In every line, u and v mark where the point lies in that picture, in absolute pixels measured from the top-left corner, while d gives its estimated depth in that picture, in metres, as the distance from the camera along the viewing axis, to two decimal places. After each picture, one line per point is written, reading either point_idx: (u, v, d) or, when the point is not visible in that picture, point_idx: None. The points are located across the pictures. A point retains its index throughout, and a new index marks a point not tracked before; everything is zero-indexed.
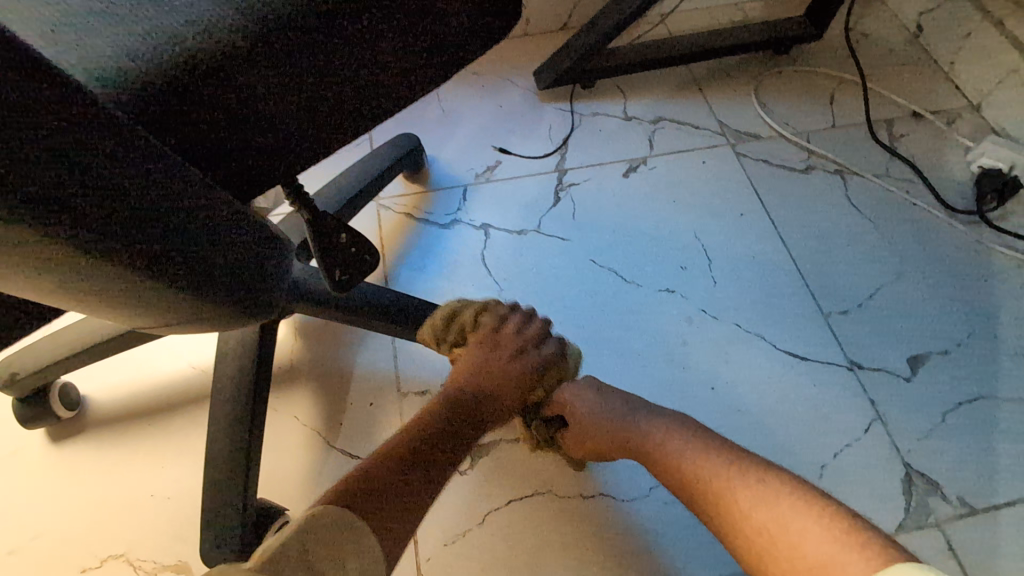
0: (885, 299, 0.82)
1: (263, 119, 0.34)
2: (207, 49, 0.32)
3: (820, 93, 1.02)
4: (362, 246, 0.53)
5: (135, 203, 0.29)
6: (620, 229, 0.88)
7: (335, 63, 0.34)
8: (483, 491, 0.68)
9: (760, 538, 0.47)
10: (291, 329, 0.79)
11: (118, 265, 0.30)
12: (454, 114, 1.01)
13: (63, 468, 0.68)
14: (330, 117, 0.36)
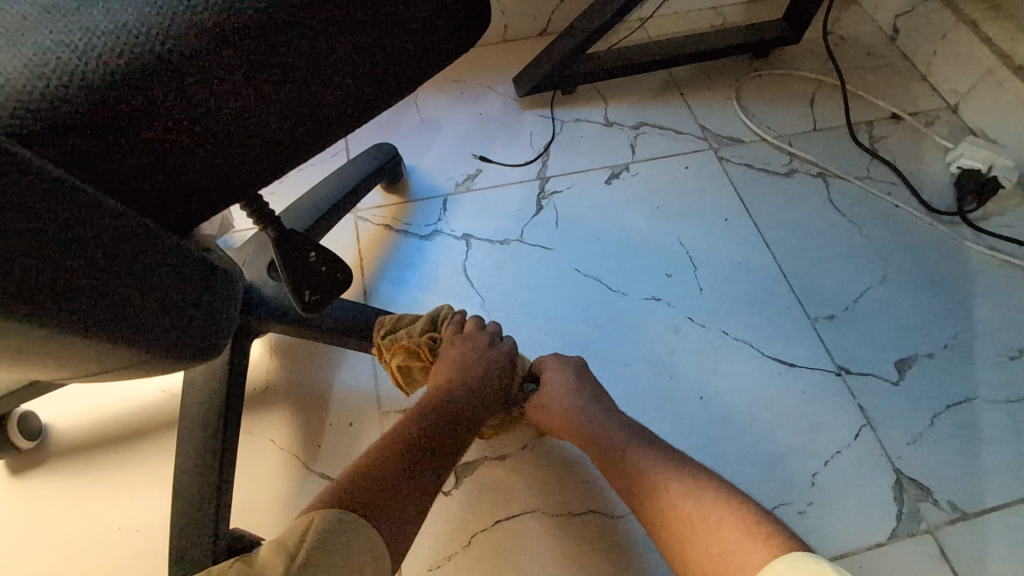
0: (870, 302, 0.82)
1: (200, 143, 0.31)
2: (133, 67, 0.29)
3: (800, 96, 1.02)
4: (333, 264, 0.51)
5: (56, 246, 0.27)
6: (604, 237, 0.87)
7: (283, 81, 0.32)
8: (469, 512, 0.66)
9: (681, 524, 0.49)
10: (264, 348, 0.76)
11: (46, 317, 0.28)
12: (432, 122, 0.99)
13: (25, 502, 0.65)
14: (276, 139, 0.34)
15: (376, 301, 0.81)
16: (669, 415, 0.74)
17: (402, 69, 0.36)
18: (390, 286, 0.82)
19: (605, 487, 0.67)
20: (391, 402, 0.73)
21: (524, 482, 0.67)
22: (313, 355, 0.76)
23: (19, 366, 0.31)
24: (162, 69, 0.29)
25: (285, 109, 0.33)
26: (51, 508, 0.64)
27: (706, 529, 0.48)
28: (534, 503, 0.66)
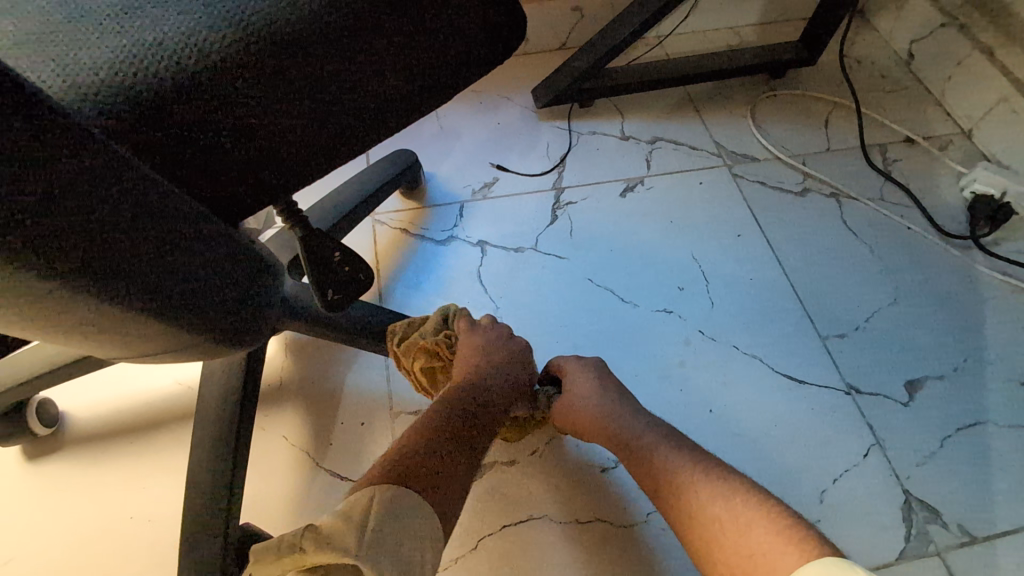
0: (881, 322, 0.82)
1: (253, 138, 0.32)
2: (199, 65, 0.31)
3: (815, 117, 1.03)
4: (356, 265, 0.52)
5: (129, 237, 0.29)
6: (617, 248, 0.88)
7: (334, 83, 0.33)
8: (477, 516, 0.66)
9: (713, 527, 0.47)
10: (279, 346, 0.77)
11: (111, 301, 0.30)
12: (451, 130, 1.00)
13: (39, 488, 0.65)
14: (324, 139, 0.35)
15: (391, 303, 0.82)
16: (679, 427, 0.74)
17: (445, 83, 0.37)
18: (405, 289, 0.83)
19: (611, 496, 0.67)
20: (404, 403, 0.73)
21: (532, 488, 0.67)
22: (328, 354, 0.77)
23: (78, 344, 0.32)
24: (215, 67, 0.31)
25: (330, 114, 0.34)
26: (66, 494, 0.65)
27: (726, 531, 0.46)
28: (542, 509, 0.66)
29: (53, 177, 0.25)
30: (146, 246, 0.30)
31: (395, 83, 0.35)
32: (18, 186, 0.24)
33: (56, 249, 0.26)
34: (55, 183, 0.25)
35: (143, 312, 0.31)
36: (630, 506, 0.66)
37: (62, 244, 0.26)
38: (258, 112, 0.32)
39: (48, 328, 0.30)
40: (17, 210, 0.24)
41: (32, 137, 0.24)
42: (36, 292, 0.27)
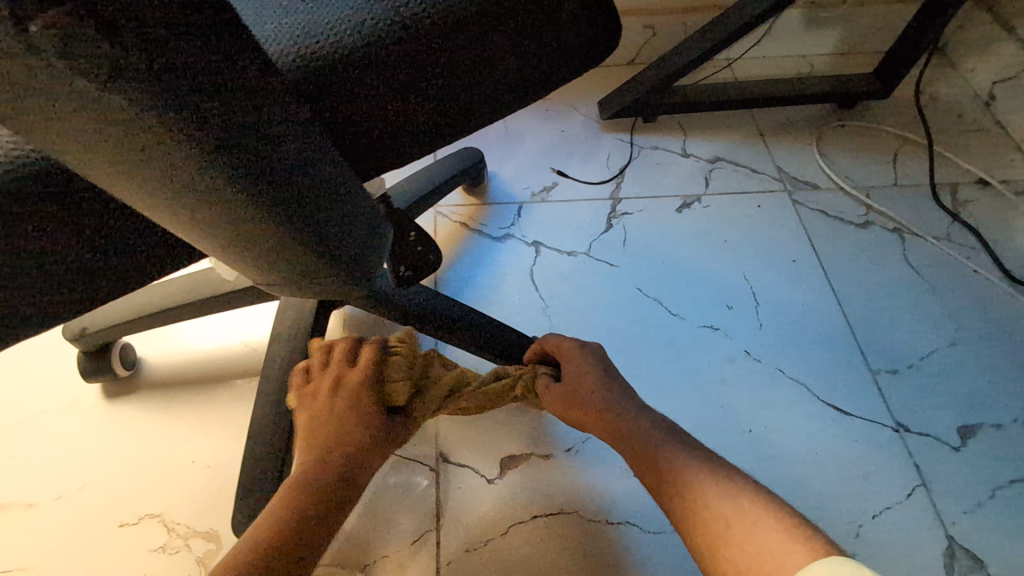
0: (938, 363, 0.80)
1: (401, 92, 0.36)
2: (368, 24, 0.35)
3: (883, 150, 1.02)
4: (427, 247, 0.55)
5: (299, 168, 0.31)
6: (669, 261, 0.89)
7: (474, 48, 0.36)
8: (510, 503, 0.68)
9: (716, 524, 0.47)
10: (338, 321, 0.82)
11: (269, 222, 0.32)
12: (516, 134, 1.04)
13: (114, 425, 0.71)
14: (456, 99, 0.38)
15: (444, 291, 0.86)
16: (715, 443, 0.74)
17: (565, 57, 0.40)
18: (459, 279, 0.87)
19: (645, 502, 0.68)
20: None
21: (566, 483, 0.69)
22: (382, 333, 0.81)
23: (222, 248, 0.35)
24: (384, 26, 0.34)
25: (465, 77, 0.37)
26: (137, 433, 0.71)
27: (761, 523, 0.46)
28: (573, 504, 0.68)
29: (261, 103, 0.26)
30: (309, 180, 0.32)
31: (524, 53, 0.38)
32: (234, 106, 0.25)
33: (246, 167, 0.28)
34: (263, 108, 0.27)
35: (288, 237, 0.33)
36: (661, 514, 0.67)
37: (252, 164, 0.28)
38: (420, 78, 0.36)
39: (207, 229, 0.32)
40: (227, 126, 0.26)
41: (252, 65, 0.25)
42: (219, 197, 0.29)
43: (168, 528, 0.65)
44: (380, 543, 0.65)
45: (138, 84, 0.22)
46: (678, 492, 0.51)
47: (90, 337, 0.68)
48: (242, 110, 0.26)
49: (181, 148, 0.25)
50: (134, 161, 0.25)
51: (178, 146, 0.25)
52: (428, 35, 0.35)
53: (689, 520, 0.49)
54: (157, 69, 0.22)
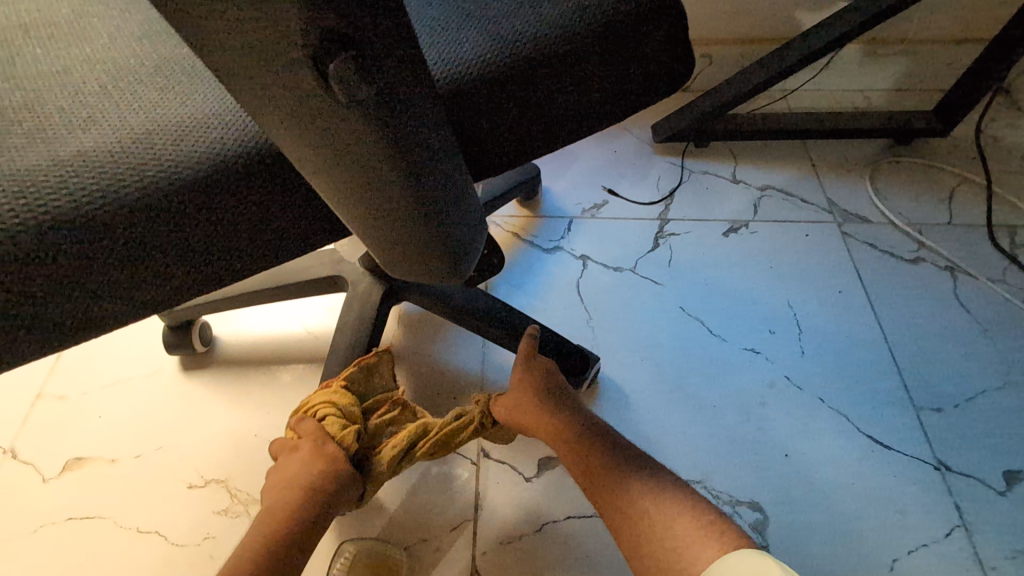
0: (986, 405, 0.79)
1: (524, 109, 0.38)
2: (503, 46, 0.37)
3: (939, 188, 1.01)
4: (493, 252, 0.60)
5: (446, 165, 0.32)
6: (714, 283, 0.91)
7: (589, 70, 0.38)
8: (545, 501, 0.71)
9: (641, 521, 0.54)
10: (395, 317, 0.87)
11: (416, 216, 0.33)
12: (570, 151, 1.08)
13: (189, 395, 0.78)
14: (567, 117, 0.40)
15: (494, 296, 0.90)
16: (750, 464, 0.75)
17: (666, 78, 0.42)
18: (508, 286, 0.91)
19: None
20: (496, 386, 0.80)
21: None
22: (434, 331, 0.86)
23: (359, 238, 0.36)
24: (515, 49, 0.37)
25: (578, 96, 0.39)
26: (209, 404, 0.77)
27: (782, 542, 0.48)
28: None
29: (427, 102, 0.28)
30: (450, 178, 0.33)
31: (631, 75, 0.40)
32: (411, 103, 0.27)
33: (413, 162, 0.29)
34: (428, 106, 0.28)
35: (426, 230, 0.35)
36: None
37: (418, 160, 0.30)
38: (535, 90, 0.38)
39: (354, 219, 0.33)
40: (405, 123, 0.27)
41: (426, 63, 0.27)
42: (384, 190, 0.30)
43: (231, 493, 0.71)
44: (419, 527, 0.69)
45: (349, 80, 0.24)
46: (606, 488, 0.58)
47: (177, 313, 0.75)
48: (415, 108, 0.27)
49: (364, 141, 0.27)
50: (320, 147, 0.27)
51: (349, 121, 0.26)
52: (545, 53, 0.37)
53: (635, 522, 0.54)
54: (360, 69, 0.24)
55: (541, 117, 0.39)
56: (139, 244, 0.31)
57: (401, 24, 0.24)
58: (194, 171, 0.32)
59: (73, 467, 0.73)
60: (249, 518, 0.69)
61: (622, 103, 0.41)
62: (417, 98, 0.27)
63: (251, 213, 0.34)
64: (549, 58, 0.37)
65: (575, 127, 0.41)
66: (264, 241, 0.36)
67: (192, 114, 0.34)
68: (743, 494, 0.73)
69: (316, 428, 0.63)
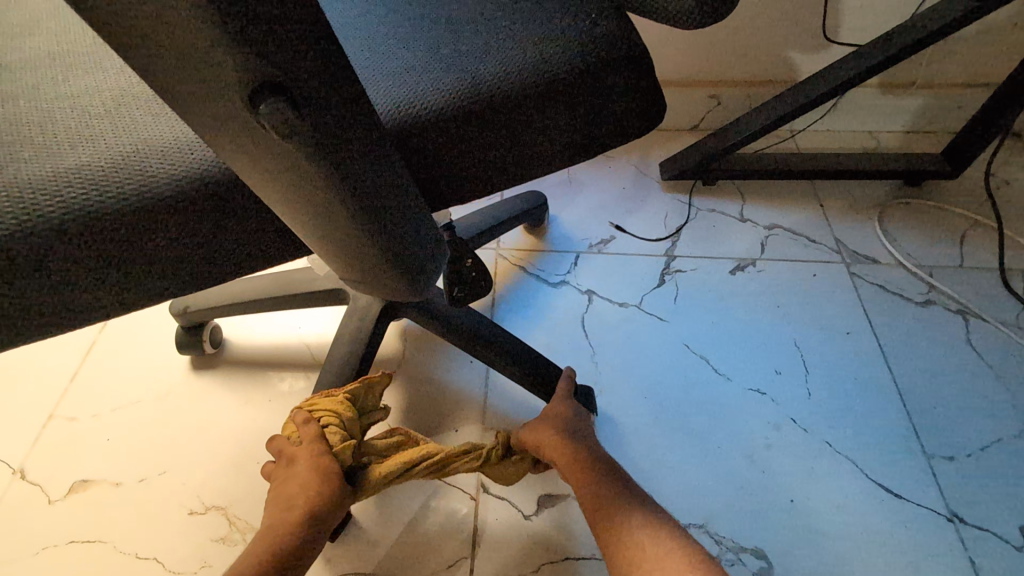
0: (1001, 455, 0.77)
1: (476, 146, 0.39)
2: (456, 89, 0.38)
3: (950, 230, 1.01)
4: (480, 272, 0.61)
5: (393, 189, 0.33)
6: (719, 321, 0.91)
7: (544, 112, 0.40)
8: (544, 541, 0.70)
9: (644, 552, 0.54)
10: (394, 336, 0.87)
11: (360, 233, 0.34)
12: (578, 187, 1.10)
13: (195, 420, 0.79)
14: (522, 155, 0.41)
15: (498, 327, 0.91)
16: (754, 509, 0.74)
17: (623, 125, 0.43)
18: (513, 319, 0.92)
19: None
20: (496, 403, 0.81)
21: None
22: (435, 354, 0.86)
23: (321, 251, 0.37)
24: (469, 91, 0.38)
25: (533, 138, 0.40)
26: (214, 429, 0.78)
27: None
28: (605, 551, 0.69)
29: (363, 134, 0.29)
30: (396, 204, 0.34)
31: (588, 120, 0.41)
32: (344, 132, 0.28)
33: (348, 184, 0.31)
34: (365, 137, 0.30)
35: (374, 248, 0.36)
36: None
37: (354, 181, 0.31)
38: (489, 130, 0.39)
39: (307, 232, 0.35)
40: (337, 150, 0.29)
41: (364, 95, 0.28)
42: (324, 204, 0.31)
43: (231, 521, 0.71)
44: (416, 562, 0.69)
45: (274, 105, 0.25)
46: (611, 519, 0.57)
47: (189, 314, 0.80)
48: (347, 138, 0.29)
49: (296, 160, 0.28)
50: (256, 162, 0.29)
51: (282, 145, 0.27)
52: (498, 97, 0.38)
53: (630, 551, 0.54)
54: (286, 97, 0.25)
55: (492, 155, 0.40)
56: (104, 257, 0.32)
57: (331, 61, 0.26)
58: (164, 192, 0.33)
59: (79, 490, 0.74)
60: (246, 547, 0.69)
61: (578, 146, 0.43)
62: (351, 122, 0.28)
63: (209, 233, 0.35)
64: (502, 101, 0.38)
65: (528, 166, 0.42)
66: (240, 254, 0.37)
67: (163, 136, 0.35)
68: (747, 540, 0.71)
69: (316, 435, 0.62)
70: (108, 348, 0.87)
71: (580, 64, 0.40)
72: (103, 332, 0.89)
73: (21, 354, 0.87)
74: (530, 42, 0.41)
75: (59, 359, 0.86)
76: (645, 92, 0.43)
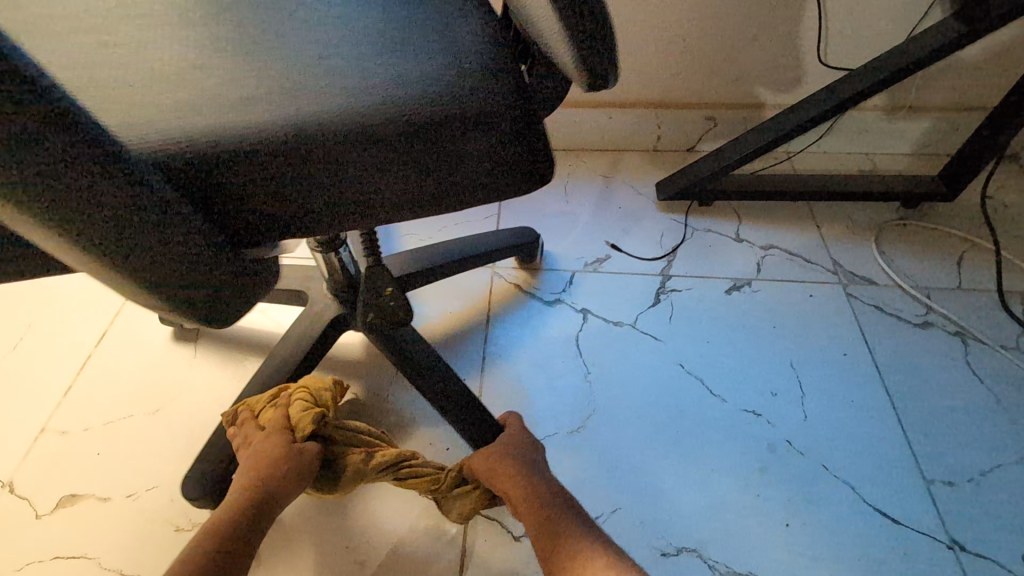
0: (1003, 481, 0.75)
1: (319, 184, 0.40)
2: (306, 126, 0.40)
3: (947, 252, 1.01)
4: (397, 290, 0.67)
5: (142, 219, 0.32)
6: (714, 342, 0.90)
7: (394, 158, 0.42)
8: (533, 564, 0.68)
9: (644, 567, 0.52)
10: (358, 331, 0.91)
11: (111, 264, 0.32)
12: (575, 206, 1.11)
13: (172, 413, 0.81)
14: (371, 197, 0.43)
15: (492, 347, 0.90)
16: (749, 533, 0.72)
17: (482, 184, 0.46)
18: (506, 339, 0.91)
19: None
20: (425, 437, 0.79)
21: None
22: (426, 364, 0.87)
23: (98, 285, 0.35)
24: (319, 129, 0.40)
25: (382, 183, 0.42)
26: None
27: None
28: None
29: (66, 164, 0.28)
30: (147, 235, 0.32)
31: (445, 173, 0.44)
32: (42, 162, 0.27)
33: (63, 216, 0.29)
34: (73, 166, 0.28)
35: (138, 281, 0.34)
36: None
37: (75, 212, 0.29)
38: (336, 169, 0.40)
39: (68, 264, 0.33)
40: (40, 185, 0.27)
41: (63, 127, 0.27)
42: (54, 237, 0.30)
43: None
44: None
45: None
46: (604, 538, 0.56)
47: None
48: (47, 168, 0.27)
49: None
50: None
51: None
52: (349, 139, 0.40)
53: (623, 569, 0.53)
54: None
55: (339, 194, 0.42)
56: None
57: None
58: None
59: (67, 504, 0.74)
60: None
61: (433, 197, 0.45)
62: (47, 154, 0.27)
63: None
64: (354, 143, 0.41)
65: (378, 208, 0.43)
66: None
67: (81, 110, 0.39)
68: (741, 565, 0.70)
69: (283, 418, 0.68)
70: (102, 361, 0.88)
71: (441, 118, 0.43)
72: (99, 346, 0.89)
73: (17, 367, 0.87)
74: (406, 88, 0.44)
75: (55, 372, 0.87)
76: (507, 158, 0.46)
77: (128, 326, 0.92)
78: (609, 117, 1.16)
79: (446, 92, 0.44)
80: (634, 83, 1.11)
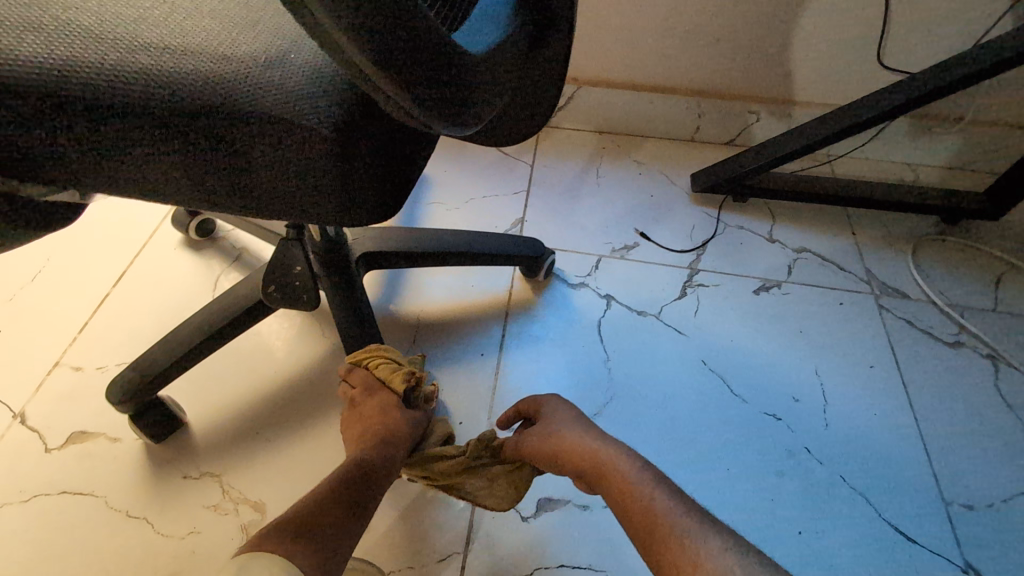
0: (1022, 509, 0.73)
1: (137, 157, 0.34)
2: (140, 88, 0.33)
3: (986, 272, 0.98)
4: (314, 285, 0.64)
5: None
6: (739, 341, 0.88)
7: (241, 153, 0.35)
8: (540, 544, 0.68)
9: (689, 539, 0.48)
10: (371, 279, 0.94)
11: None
12: (607, 190, 1.08)
13: (158, 324, 0.84)
14: (208, 183, 0.37)
15: (510, 333, 0.88)
16: (760, 537, 0.71)
17: (338, 204, 0.40)
18: (526, 322, 0.89)
19: None
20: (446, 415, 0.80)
21: (600, 538, 0.68)
22: (447, 342, 0.87)
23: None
24: (155, 99, 0.33)
25: (219, 176, 0.36)
26: (219, 396, 0.78)
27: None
28: (603, 562, 0.67)
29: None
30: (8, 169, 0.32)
31: (295, 183, 0.38)
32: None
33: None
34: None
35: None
36: None
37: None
38: (167, 145, 0.34)
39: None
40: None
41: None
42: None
43: (225, 489, 0.70)
44: (409, 552, 0.67)
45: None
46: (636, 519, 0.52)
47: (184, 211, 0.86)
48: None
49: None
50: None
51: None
52: (189, 120, 0.34)
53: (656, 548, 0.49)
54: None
55: (163, 170, 0.35)
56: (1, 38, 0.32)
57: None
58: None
59: (77, 441, 0.73)
60: (238, 517, 0.68)
61: (277, 201, 0.39)
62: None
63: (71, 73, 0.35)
64: (195, 126, 0.34)
65: (212, 193, 0.37)
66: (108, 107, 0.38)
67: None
68: None
69: (365, 379, 0.68)
70: (118, 301, 0.87)
71: (304, 131, 0.35)
72: (117, 288, 0.88)
73: (33, 300, 0.87)
74: (285, 76, 0.37)
75: (72, 309, 0.86)
76: (371, 184, 0.41)
77: (147, 270, 0.90)
78: (650, 101, 1.12)
79: (327, 94, 0.37)
80: (680, 69, 1.08)
